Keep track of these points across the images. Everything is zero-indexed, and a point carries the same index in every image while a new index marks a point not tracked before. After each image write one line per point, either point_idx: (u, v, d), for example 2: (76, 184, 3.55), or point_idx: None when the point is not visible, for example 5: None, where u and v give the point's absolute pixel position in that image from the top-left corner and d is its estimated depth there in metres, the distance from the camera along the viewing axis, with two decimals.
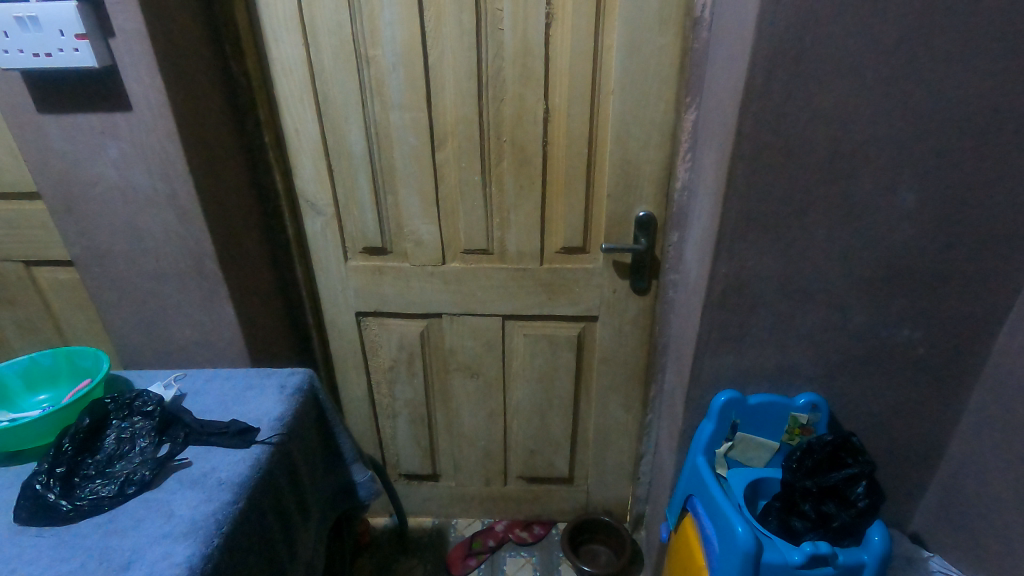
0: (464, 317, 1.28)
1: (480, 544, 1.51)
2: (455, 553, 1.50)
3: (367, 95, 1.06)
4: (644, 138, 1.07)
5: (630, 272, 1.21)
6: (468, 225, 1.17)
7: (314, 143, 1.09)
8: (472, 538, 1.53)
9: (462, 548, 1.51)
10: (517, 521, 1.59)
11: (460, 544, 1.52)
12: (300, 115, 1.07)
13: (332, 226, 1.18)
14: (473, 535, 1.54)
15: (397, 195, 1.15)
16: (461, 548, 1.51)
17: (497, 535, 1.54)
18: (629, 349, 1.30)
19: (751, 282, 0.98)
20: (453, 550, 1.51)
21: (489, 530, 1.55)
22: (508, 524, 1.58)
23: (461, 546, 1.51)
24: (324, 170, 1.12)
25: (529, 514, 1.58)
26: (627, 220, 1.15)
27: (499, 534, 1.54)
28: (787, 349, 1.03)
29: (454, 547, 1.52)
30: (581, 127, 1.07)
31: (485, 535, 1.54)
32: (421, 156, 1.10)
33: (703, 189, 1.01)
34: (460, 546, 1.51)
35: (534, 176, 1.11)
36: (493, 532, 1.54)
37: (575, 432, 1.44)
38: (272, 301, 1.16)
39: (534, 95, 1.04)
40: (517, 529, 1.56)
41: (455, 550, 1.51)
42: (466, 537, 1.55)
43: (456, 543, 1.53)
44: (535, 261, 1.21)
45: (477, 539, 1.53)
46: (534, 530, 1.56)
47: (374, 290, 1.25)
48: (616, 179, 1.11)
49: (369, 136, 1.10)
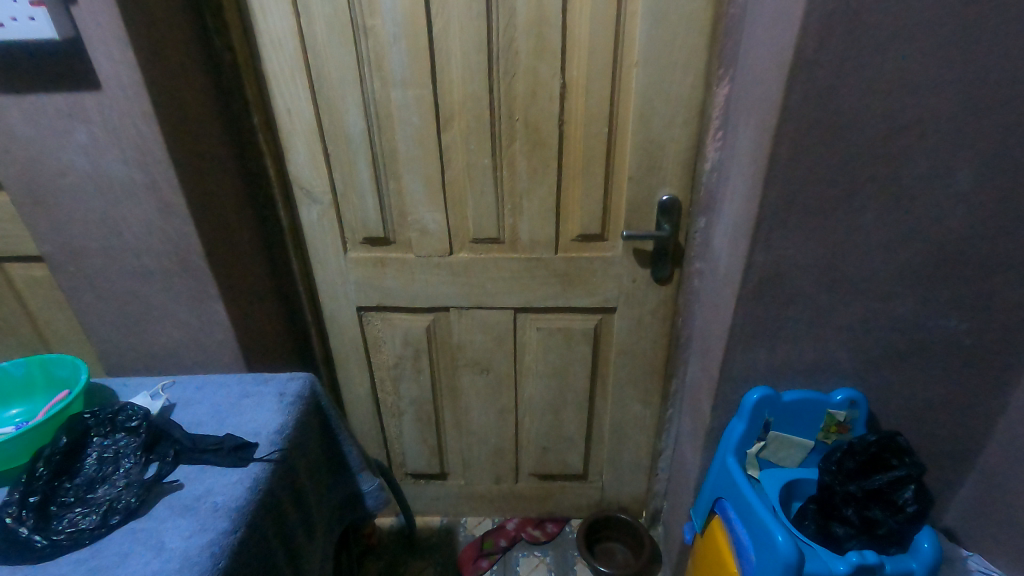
0: (472, 311, 1.20)
1: (489, 547, 1.45)
2: (464, 559, 1.43)
3: (366, 71, 0.96)
4: (669, 115, 0.98)
5: (651, 261, 1.12)
6: (477, 212, 1.08)
7: (308, 124, 1.00)
8: (480, 542, 1.47)
9: (472, 553, 1.44)
10: (525, 520, 1.53)
11: (467, 549, 1.46)
12: (293, 95, 0.97)
13: (330, 215, 1.09)
14: (481, 538, 1.48)
15: (400, 180, 1.06)
16: (470, 554, 1.44)
17: (507, 537, 1.48)
18: (648, 341, 1.22)
19: (790, 272, 0.90)
20: (463, 555, 1.45)
21: (497, 532, 1.49)
22: (516, 524, 1.52)
23: (470, 551, 1.45)
24: (321, 155, 1.03)
25: (538, 512, 1.53)
26: (648, 205, 1.07)
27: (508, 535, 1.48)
28: (825, 342, 0.96)
29: (463, 553, 1.45)
30: (601, 104, 0.98)
31: (495, 538, 1.47)
32: (426, 138, 1.01)
33: (735, 171, 0.93)
34: (469, 551, 1.45)
35: (550, 158, 1.03)
36: (501, 534, 1.48)
37: (590, 428, 1.37)
38: (268, 299, 1.07)
39: (550, 69, 0.95)
40: (526, 529, 1.50)
41: (464, 555, 1.44)
42: (474, 540, 1.48)
43: (464, 548, 1.47)
44: (549, 250, 1.12)
45: (486, 543, 1.46)
46: (544, 529, 1.50)
47: (377, 284, 1.17)
48: (638, 160, 1.02)
49: (370, 116, 1.00)
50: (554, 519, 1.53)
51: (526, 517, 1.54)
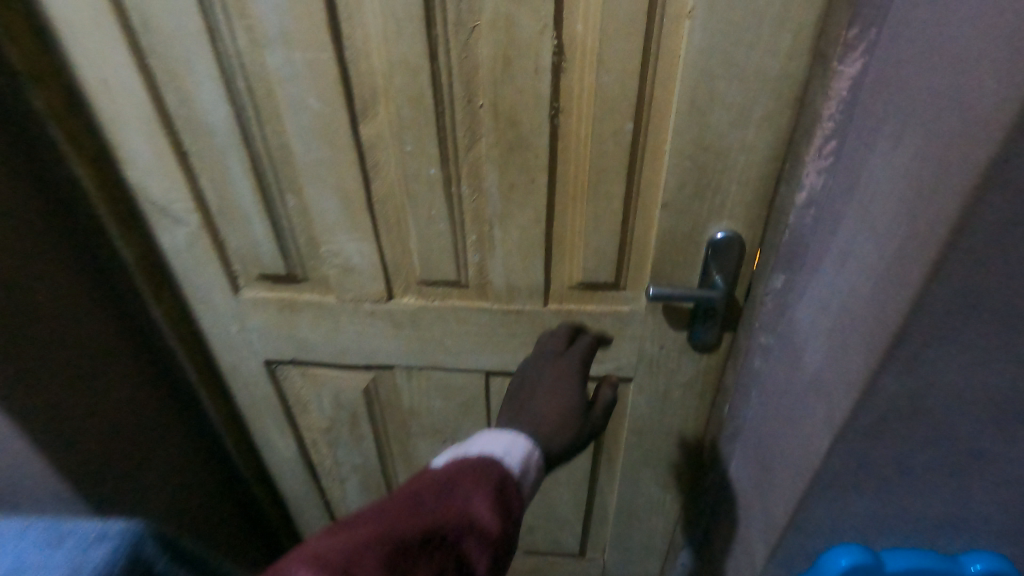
0: (426, 372, 0.84)
1: (479, 486, 0.51)
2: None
3: (219, 16, 0.56)
4: (741, 105, 0.57)
5: (689, 322, 0.74)
6: (424, 245, 0.70)
7: (139, 107, 0.61)
8: (414, 504, 0.48)
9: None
10: (539, 409, 0.65)
11: (304, 568, 0.41)
12: (104, 58, 0.58)
13: (203, 242, 0.72)
14: (427, 474, 0.52)
15: (303, 194, 0.68)
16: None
17: (497, 457, 0.55)
18: (676, 421, 0.85)
19: (939, 404, 0.51)
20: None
21: (445, 548, 0.46)
22: (488, 430, 0.59)
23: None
24: (169, 155, 0.64)
25: (562, 437, 0.63)
26: (692, 244, 0.67)
27: (497, 440, 0.58)
28: (972, 499, 0.58)
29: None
30: (623, 83, 0.57)
31: (490, 527, 0.48)
32: (334, 133, 0.62)
33: (851, 218, 0.52)
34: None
35: (536, 169, 0.63)
36: (507, 485, 0.53)
37: (590, 506, 1.03)
38: (105, 367, 0.72)
39: (536, 20, 0.54)
40: (546, 436, 0.62)
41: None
42: (352, 525, 0.46)
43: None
44: (535, 301, 0.74)
45: (432, 537, 0.46)
46: (564, 401, 0.66)
47: (287, 335, 0.81)
48: (681, 178, 0.62)
49: (238, 94, 0.61)
50: (574, 394, 0.67)
51: (526, 394, 0.68)
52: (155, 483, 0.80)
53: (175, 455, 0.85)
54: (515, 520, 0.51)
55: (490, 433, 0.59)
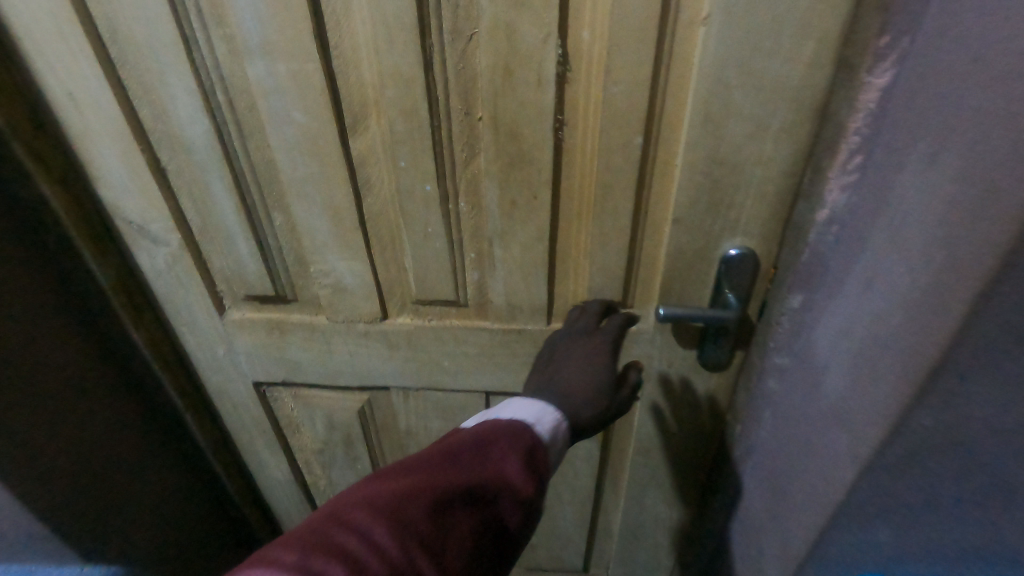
0: (424, 392, 0.81)
1: (513, 448, 0.52)
2: (370, 558, 0.42)
3: (195, 25, 0.52)
4: (758, 116, 0.53)
5: (699, 340, 0.70)
6: (420, 263, 0.66)
7: (110, 122, 0.57)
8: (451, 460, 0.50)
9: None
10: (570, 381, 0.62)
11: (356, 513, 0.45)
12: (70, 69, 0.54)
13: (184, 263, 0.67)
14: (462, 432, 0.54)
15: (290, 212, 0.64)
16: (394, 547, 0.43)
17: (529, 423, 0.56)
18: (684, 440, 0.82)
19: None
20: (323, 521, 0.45)
21: (480, 505, 0.49)
22: (520, 399, 0.60)
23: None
24: (144, 172, 0.60)
25: (585, 414, 0.60)
26: (704, 261, 0.63)
27: (529, 406, 0.58)
28: None
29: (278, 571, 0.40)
30: (633, 94, 0.53)
31: (522, 488, 0.50)
32: (322, 148, 0.58)
33: (879, 240, 0.48)
34: (364, 552, 0.42)
35: (538, 184, 0.59)
36: (539, 449, 0.54)
37: (593, 524, 1.00)
38: (69, 402, 0.68)
39: (539, 27, 0.50)
40: (571, 409, 0.60)
41: (316, 537, 0.44)
42: (397, 473, 0.49)
43: (265, 554, 0.43)
44: (537, 320, 0.71)
45: (467, 494, 0.48)
46: (594, 377, 0.62)
47: (277, 356, 0.77)
48: (694, 193, 0.58)
49: (218, 107, 0.56)
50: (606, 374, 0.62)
51: (556, 364, 0.64)
52: (125, 520, 0.76)
53: (152, 485, 0.81)
54: (545, 478, 0.54)
55: (523, 400, 0.60)
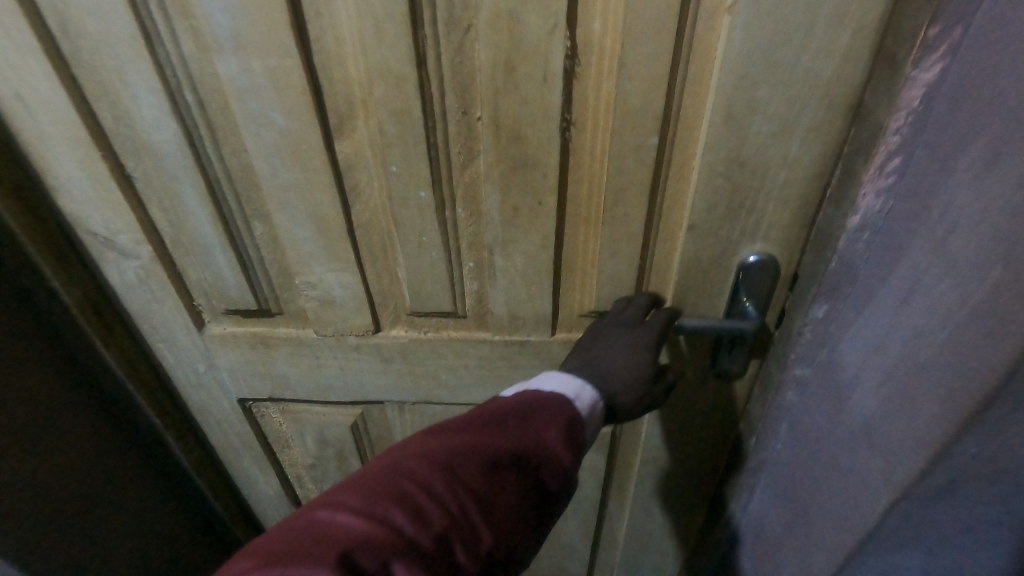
0: (421, 406, 0.76)
1: (556, 417, 0.50)
2: (433, 509, 0.42)
3: (158, 18, 0.46)
4: (785, 115, 0.48)
5: (714, 350, 0.66)
6: (414, 274, 0.62)
7: (67, 128, 0.51)
8: (498, 424, 0.49)
9: (454, 528, 0.43)
10: (606, 366, 0.58)
11: (413, 465, 0.45)
12: (18, 69, 0.48)
13: (159, 278, 0.62)
14: (504, 398, 0.52)
15: (272, 221, 0.58)
16: (450, 501, 0.43)
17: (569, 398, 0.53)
18: (694, 451, 0.78)
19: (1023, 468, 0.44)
20: (385, 469, 0.45)
21: (530, 469, 0.47)
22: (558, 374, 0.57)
23: (445, 529, 0.42)
24: (108, 181, 0.54)
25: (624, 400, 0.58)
26: (721, 269, 0.59)
27: (568, 381, 0.56)
28: None
29: (349, 515, 0.41)
30: (648, 91, 0.48)
31: (568, 457, 0.49)
32: (304, 153, 0.52)
33: (917, 250, 0.44)
34: (426, 504, 0.43)
35: (544, 189, 0.54)
36: (579, 422, 0.52)
37: (598, 534, 0.97)
38: (29, 430, 0.62)
39: (545, 18, 0.45)
40: (609, 392, 0.57)
41: (379, 484, 0.44)
42: (446, 431, 0.48)
43: (331, 496, 0.43)
44: (542, 331, 0.66)
45: (515, 459, 0.47)
46: (635, 368, 0.57)
47: (263, 373, 0.72)
48: (712, 198, 0.53)
49: (188, 110, 0.51)
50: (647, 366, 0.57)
51: (595, 347, 0.60)
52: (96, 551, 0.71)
53: (126, 512, 0.76)
54: (583, 451, 0.52)
55: (560, 374, 0.57)
